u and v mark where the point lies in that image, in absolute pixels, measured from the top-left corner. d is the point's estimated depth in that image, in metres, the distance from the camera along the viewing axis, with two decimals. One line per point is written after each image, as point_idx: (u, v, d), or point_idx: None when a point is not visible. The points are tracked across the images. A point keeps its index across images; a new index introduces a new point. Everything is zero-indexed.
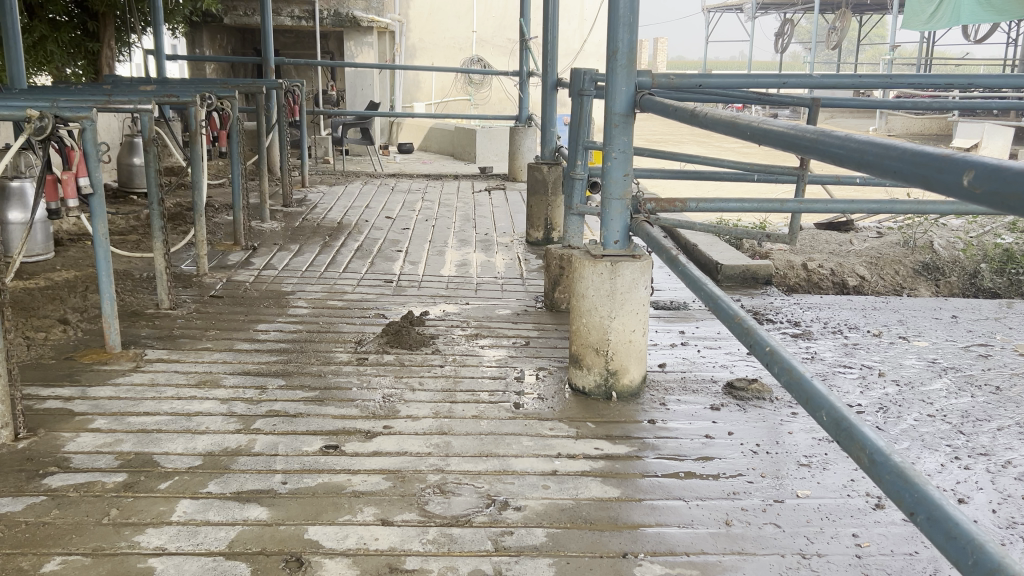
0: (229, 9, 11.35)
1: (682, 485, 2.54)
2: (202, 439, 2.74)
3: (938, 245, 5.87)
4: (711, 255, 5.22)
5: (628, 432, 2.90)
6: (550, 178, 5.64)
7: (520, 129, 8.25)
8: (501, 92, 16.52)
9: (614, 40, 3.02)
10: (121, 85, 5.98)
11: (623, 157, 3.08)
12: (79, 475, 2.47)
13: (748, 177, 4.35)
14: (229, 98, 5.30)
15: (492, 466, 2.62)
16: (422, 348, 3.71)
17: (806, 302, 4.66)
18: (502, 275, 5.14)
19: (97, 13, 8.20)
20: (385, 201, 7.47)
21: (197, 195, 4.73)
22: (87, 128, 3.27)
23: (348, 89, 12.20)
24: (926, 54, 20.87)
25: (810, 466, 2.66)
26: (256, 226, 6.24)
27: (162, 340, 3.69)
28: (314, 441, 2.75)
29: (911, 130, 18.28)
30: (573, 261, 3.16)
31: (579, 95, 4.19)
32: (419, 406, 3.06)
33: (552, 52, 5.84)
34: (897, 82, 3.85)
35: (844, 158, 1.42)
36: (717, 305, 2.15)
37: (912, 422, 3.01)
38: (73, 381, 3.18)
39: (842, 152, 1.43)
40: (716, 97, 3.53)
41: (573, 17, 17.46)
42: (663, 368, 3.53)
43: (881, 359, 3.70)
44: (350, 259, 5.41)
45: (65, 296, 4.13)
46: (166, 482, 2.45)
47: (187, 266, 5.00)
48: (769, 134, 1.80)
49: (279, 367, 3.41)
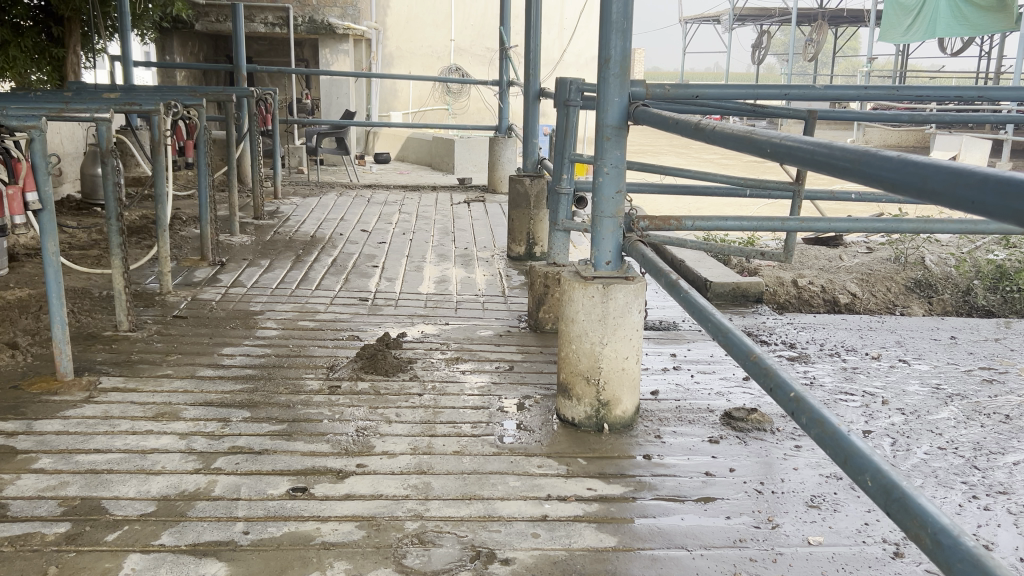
0: (200, 16, 11.08)
1: (684, 531, 2.33)
2: (157, 481, 2.49)
3: (929, 261, 5.73)
4: (700, 272, 5.05)
5: (622, 469, 2.69)
6: (532, 191, 5.43)
7: (500, 139, 8.04)
8: (479, 102, 16.33)
9: (605, 47, 2.81)
10: (84, 93, 5.72)
11: (616, 172, 2.86)
12: (17, 526, 2.22)
13: (739, 192, 4.16)
14: (196, 106, 5.05)
15: (477, 511, 2.39)
16: (398, 374, 3.48)
17: (799, 322, 4.48)
18: (483, 292, 4.92)
19: (63, 18, 7.87)
20: (361, 214, 7.22)
21: (160, 209, 4.45)
22: (35, 138, 3.01)
23: (324, 98, 11.96)
24: (903, 67, 20.96)
25: (820, 509, 2.46)
26: (225, 240, 5.98)
27: (119, 366, 3.43)
28: (280, 483, 2.51)
29: (889, 142, 18.34)
30: (562, 283, 2.95)
31: (564, 106, 3.96)
32: (396, 441, 2.83)
33: (534, 61, 5.64)
34: (896, 94, 3.67)
35: (895, 185, 1.23)
36: (726, 339, 1.93)
37: (923, 455, 2.82)
38: (17, 414, 2.91)
39: (896, 178, 1.23)
40: (711, 109, 3.33)
41: (552, 27, 17.38)
42: (656, 396, 3.32)
43: (883, 385, 3.52)
44: (323, 276, 5.17)
45: (15, 317, 3.84)
46: (113, 533, 2.20)
47: (152, 284, 4.73)
48: (793, 151, 1.60)
49: (244, 397, 3.16)
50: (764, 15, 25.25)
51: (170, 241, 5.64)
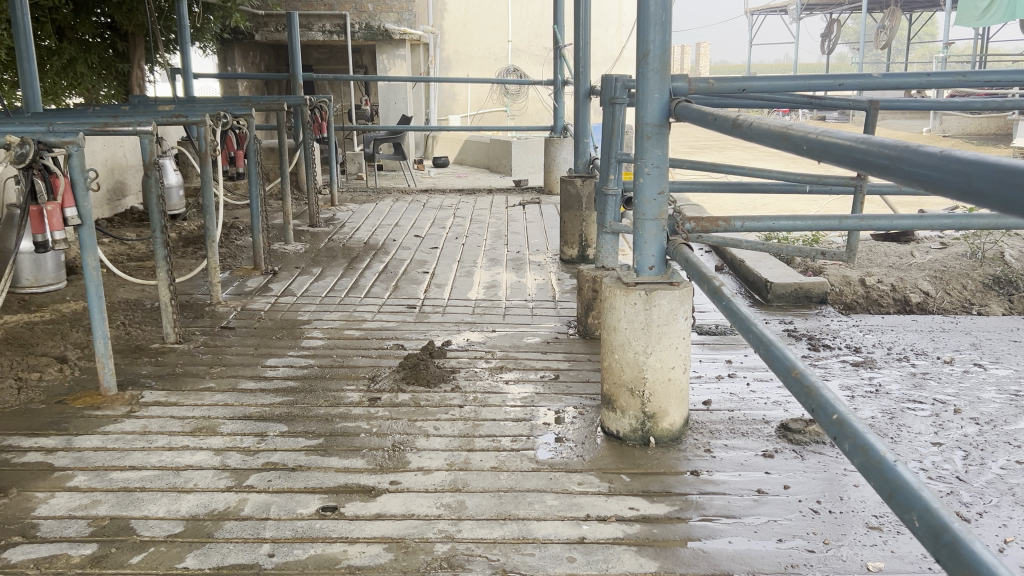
0: (260, 26, 11.34)
1: (731, 554, 2.18)
2: (188, 499, 2.45)
3: (1009, 256, 5.39)
4: (759, 273, 4.84)
5: (668, 486, 2.54)
6: (584, 193, 5.30)
7: (555, 139, 7.91)
8: (538, 102, 16.25)
9: (644, 41, 2.67)
10: (139, 107, 5.80)
11: (658, 172, 2.71)
12: (45, 548, 2.20)
13: (797, 188, 3.95)
14: (245, 116, 5.06)
15: (511, 532, 2.28)
16: (440, 384, 3.39)
17: (866, 323, 4.25)
18: (533, 297, 4.81)
19: (127, 34, 8.05)
20: (415, 219, 7.19)
21: (209, 221, 4.46)
22: (73, 154, 3.02)
23: (382, 103, 12.03)
24: (980, 50, 20.11)
25: (882, 531, 2.28)
26: (279, 249, 6.00)
27: (163, 379, 3.43)
28: (311, 501, 2.44)
29: (967, 129, 17.59)
30: (604, 290, 2.81)
31: (610, 104, 3.84)
32: (432, 456, 2.74)
33: (584, 58, 5.51)
34: (967, 80, 3.38)
35: (939, 184, 1.08)
36: (767, 352, 1.77)
37: (998, 470, 2.60)
38: (59, 430, 2.92)
39: (937, 176, 1.08)
40: (762, 102, 3.15)
41: (611, 24, 17.22)
42: (708, 406, 3.16)
43: (956, 393, 3.27)
44: (373, 283, 5.14)
45: (66, 331, 3.89)
46: (138, 556, 2.16)
47: (204, 295, 4.76)
48: (832, 147, 1.47)
49: (283, 410, 3.12)
50: (832, 4, 24.53)
51: (225, 251, 5.69)
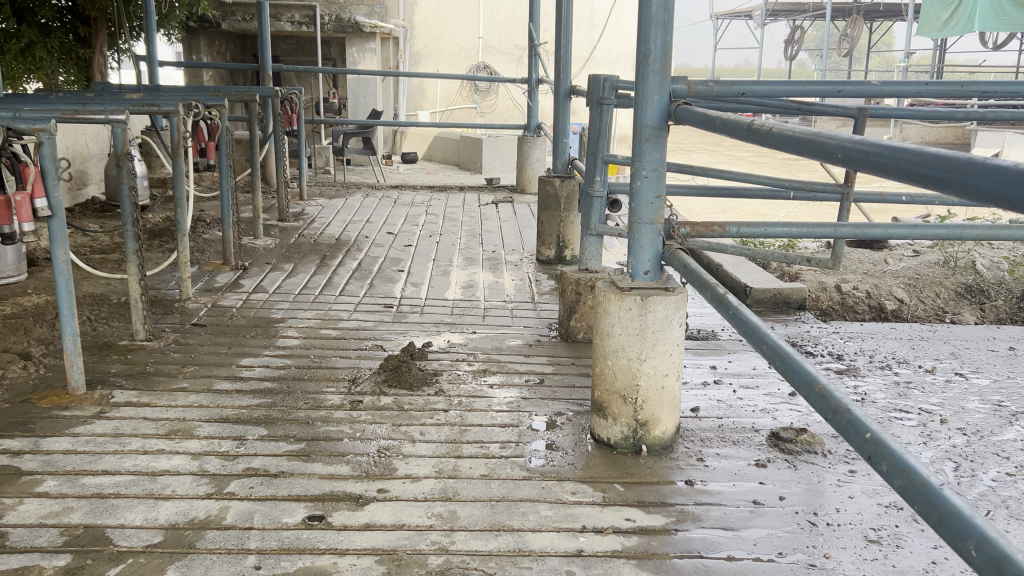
0: (228, 15, 11.11)
1: (732, 569, 2.13)
2: (166, 507, 2.34)
3: (981, 265, 5.45)
4: (739, 277, 4.83)
5: (663, 497, 2.49)
6: (563, 193, 5.24)
7: (529, 138, 7.84)
8: (508, 100, 16.20)
9: (644, 42, 2.61)
10: (105, 94, 5.59)
11: (655, 176, 2.66)
12: (15, 558, 2.08)
13: (782, 194, 3.95)
14: (217, 106, 4.91)
15: (506, 544, 2.21)
16: (424, 388, 3.30)
17: (846, 330, 4.25)
18: (512, 298, 4.74)
19: (89, 18, 7.79)
20: (387, 215, 7.07)
21: (180, 214, 4.31)
22: (44, 142, 2.88)
23: (351, 97, 11.89)
24: (940, 62, 20.55)
25: (881, 544, 2.25)
26: (248, 243, 5.86)
27: (133, 378, 3.29)
28: (296, 511, 2.34)
29: (927, 138, 17.94)
30: (597, 295, 2.76)
31: (597, 104, 3.79)
32: (420, 463, 2.66)
33: (565, 58, 5.45)
34: (960, 91, 3.39)
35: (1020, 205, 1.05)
36: (785, 365, 1.74)
37: (990, 483, 2.60)
38: (26, 431, 2.78)
39: (1018, 195, 1.06)
40: (757, 106, 3.12)
41: (582, 24, 17.25)
42: (697, 414, 3.12)
43: (940, 402, 3.28)
44: (347, 280, 5.03)
45: (30, 325, 3.73)
46: (115, 568, 2.05)
47: (172, 289, 4.61)
48: (873, 157, 1.43)
49: (261, 413, 3.01)
50: (797, 11, 24.85)
51: (193, 245, 5.53)
